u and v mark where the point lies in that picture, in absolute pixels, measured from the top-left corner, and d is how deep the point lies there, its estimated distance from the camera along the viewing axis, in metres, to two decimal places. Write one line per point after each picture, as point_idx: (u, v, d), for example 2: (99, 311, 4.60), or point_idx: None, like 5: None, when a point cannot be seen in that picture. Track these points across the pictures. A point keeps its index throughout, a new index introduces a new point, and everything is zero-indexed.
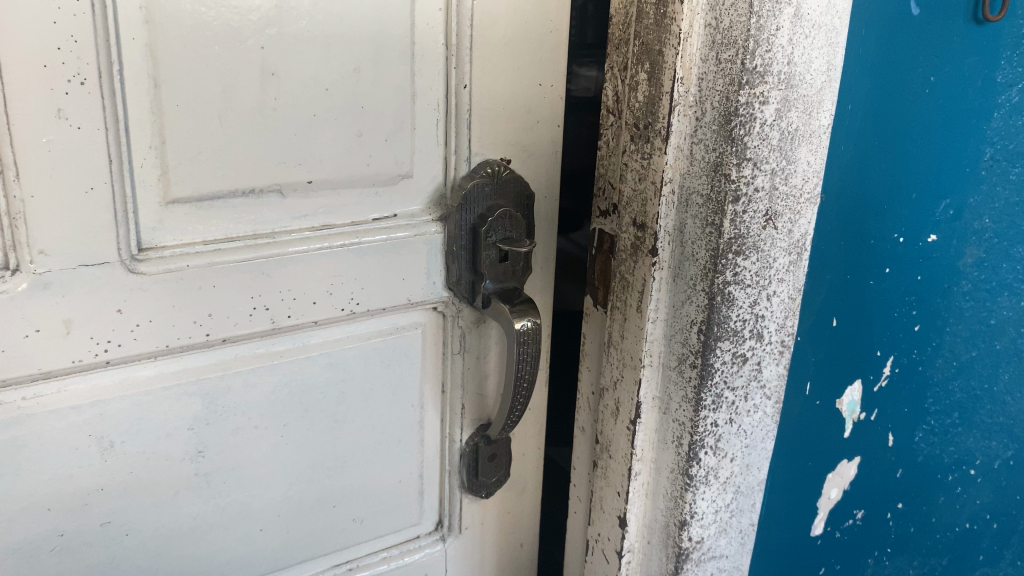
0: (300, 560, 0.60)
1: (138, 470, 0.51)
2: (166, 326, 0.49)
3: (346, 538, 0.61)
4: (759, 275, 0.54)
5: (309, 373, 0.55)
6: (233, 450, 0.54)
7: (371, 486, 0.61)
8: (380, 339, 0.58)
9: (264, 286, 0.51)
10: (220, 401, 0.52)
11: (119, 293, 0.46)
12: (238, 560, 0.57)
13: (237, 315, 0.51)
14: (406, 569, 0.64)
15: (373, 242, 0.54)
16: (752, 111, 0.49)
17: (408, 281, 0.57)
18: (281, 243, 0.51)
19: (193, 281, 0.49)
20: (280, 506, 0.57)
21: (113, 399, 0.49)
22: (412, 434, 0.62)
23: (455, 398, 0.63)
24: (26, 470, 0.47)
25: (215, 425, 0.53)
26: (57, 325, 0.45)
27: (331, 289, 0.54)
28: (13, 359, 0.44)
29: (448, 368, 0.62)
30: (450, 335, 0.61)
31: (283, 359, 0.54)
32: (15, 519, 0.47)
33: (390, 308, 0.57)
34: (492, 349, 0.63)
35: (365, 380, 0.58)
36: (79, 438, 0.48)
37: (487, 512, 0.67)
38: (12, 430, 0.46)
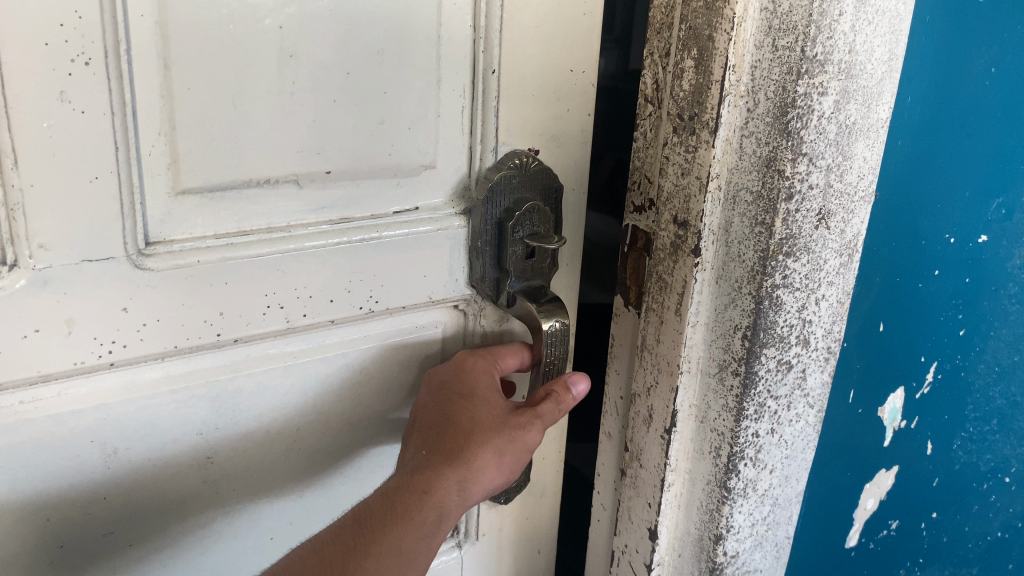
0: None
1: (143, 476, 0.48)
2: (175, 326, 0.45)
3: None
4: (809, 278, 0.52)
5: (323, 373, 0.52)
6: (243, 452, 0.51)
7: None
8: (398, 338, 0.55)
9: (279, 283, 0.48)
10: (230, 403, 0.49)
11: (125, 290, 0.43)
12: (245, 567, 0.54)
13: (250, 314, 0.48)
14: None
15: (393, 237, 0.51)
16: (811, 103, 0.46)
17: (429, 278, 0.54)
18: (300, 237, 0.48)
19: (204, 277, 0.45)
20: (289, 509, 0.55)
21: (117, 402, 0.46)
22: None
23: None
24: (23, 478, 0.44)
25: (224, 429, 0.50)
26: (58, 325, 0.42)
27: (350, 287, 0.51)
28: (11, 362, 0.41)
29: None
30: (476, 333, 0.58)
31: (297, 360, 0.51)
32: (11, 529, 0.44)
33: (410, 306, 0.54)
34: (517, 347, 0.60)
35: (380, 380, 0.55)
36: (82, 444, 0.45)
37: (504, 518, 0.64)
38: (10, 436, 0.43)
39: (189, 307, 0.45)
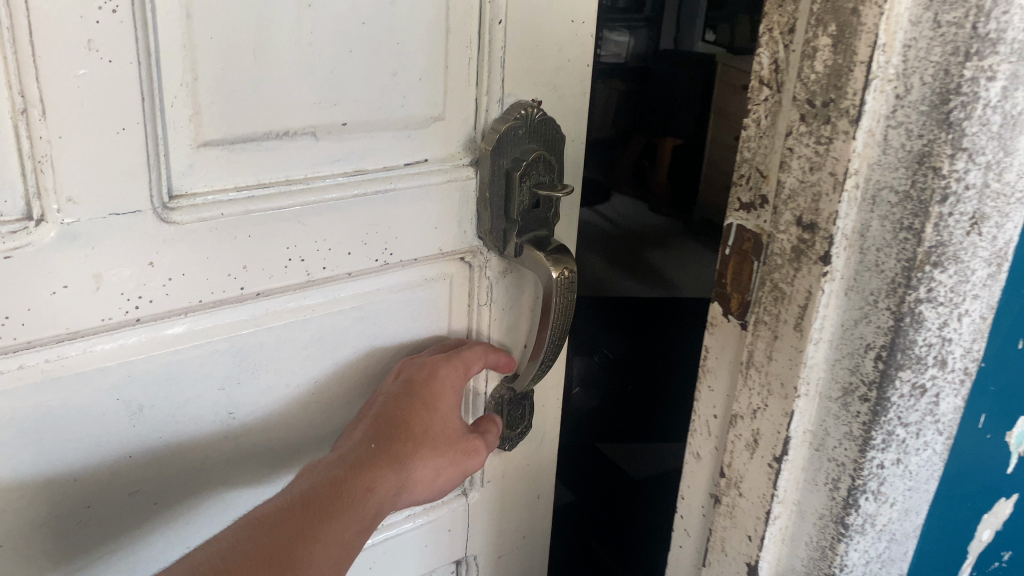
0: None
1: (167, 434, 0.48)
2: (200, 280, 0.45)
3: None
4: (955, 289, 0.43)
5: (339, 327, 0.53)
6: (262, 408, 0.51)
7: None
8: (410, 291, 0.55)
9: (300, 236, 0.48)
10: (251, 358, 0.49)
11: (151, 244, 0.43)
12: None
13: (272, 268, 0.48)
14: (429, 526, 0.63)
15: (405, 189, 0.52)
16: (979, 88, 0.37)
17: (439, 230, 0.55)
18: (319, 192, 0.48)
19: (227, 230, 0.45)
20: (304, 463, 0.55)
21: (141, 360, 0.45)
22: None
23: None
24: (52, 436, 0.44)
25: (246, 384, 0.50)
26: (86, 280, 0.41)
27: (366, 240, 0.51)
28: (40, 318, 0.41)
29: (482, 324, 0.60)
30: (483, 286, 0.59)
31: (315, 314, 0.51)
32: (40, 489, 0.44)
33: (420, 259, 0.55)
34: (523, 298, 0.61)
35: (393, 333, 0.56)
36: (108, 402, 0.45)
37: (507, 465, 0.66)
38: (37, 395, 0.42)
39: (211, 260, 0.45)
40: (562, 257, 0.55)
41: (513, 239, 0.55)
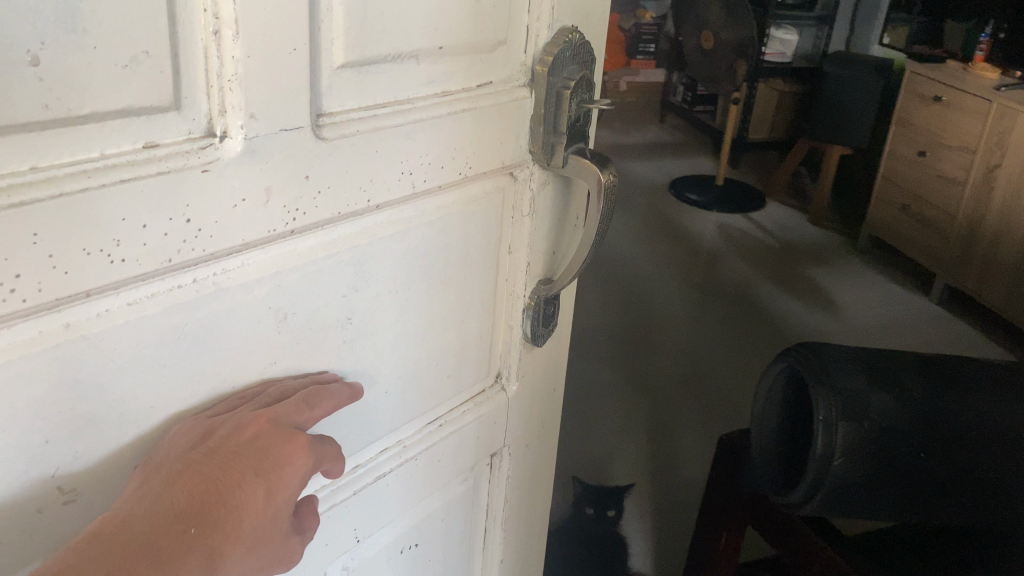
0: (405, 422, 0.63)
1: (302, 341, 0.52)
2: (340, 192, 0.49)
3: (439, 395, 0.65)
4: None
5: (429, 237, 0.58)
6: (375, 315, 0.56)
7: (461, 345, 0.65)
8: (476, 204, 0.61)
9: (409, 151, 0.53)
10: (368, 265, 0.54)
11: (308, 157, 0.46)
12: (368, 425, 0.59)
13: (390, 181, 0.52)
14: (481, 421, 0.70)
15: (478, 108, 0.57)
16: None
17: (502, 146, 0.61)
18: (432, 115, 0.54)
19: (362, 144, 0.49)
20: (399, 368, 0.60)
21: (289, 270, 0.49)
22: (489, 292, 0.66)
23: (522, 260, 0.67)
24: (218, 345, 0.47)
25: (361, 291, 0.54)
26: (260, 193, 0.45)
27: (450, 156, 0.56)
28: (223, 230, 0.44)
29: (536, 233, 0.67)
30: (531, 200, 0.65)
31: (413, 225, 0.56)
32: (206, 395, 0.47)
33: (486, 173, 0.60)
34: (560, 210, 0.69)
35: (464, 243, 0.61)
36: (261, 311, 0.48)
37: (536, 361, 0.74)
38: (207, 306, 0.45)
39: (349, 176, 0.49)
40: (605, 165, 0.63)
41: (563, 154, 0.63)
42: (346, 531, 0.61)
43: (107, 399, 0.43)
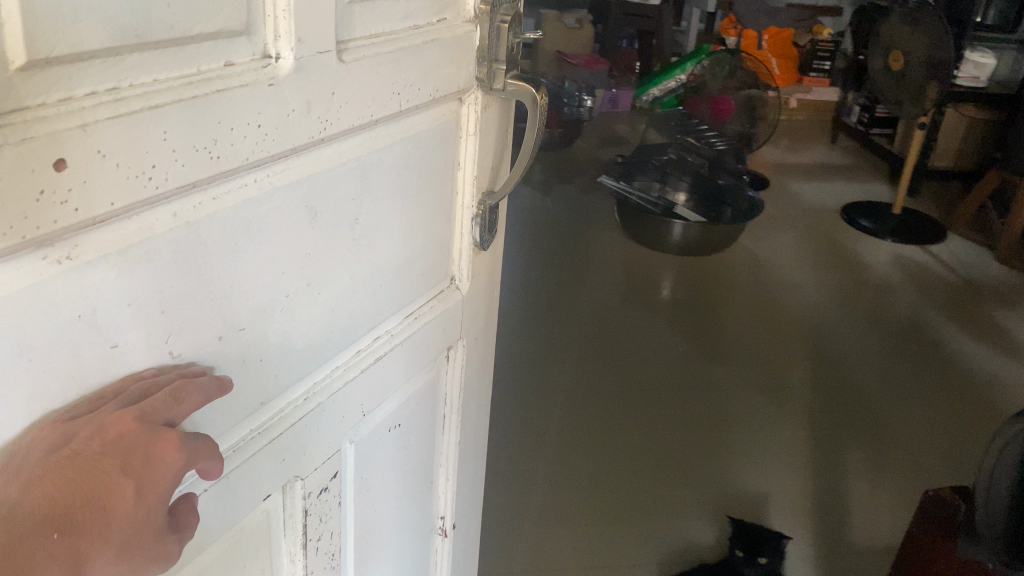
0: (391, 315, 0.74)
1: (325, 235, 0.62)
2: (355, 108, 0.60)
3: (413, 294, 0.77)
4: None
5: (408, 150, 0.69)
6: (377, 217, 0.68)
7: (428, 247, 0.77)
8: (438, 123, 0.72)
9: (399, 78, 0.64)
10: (369, 171, 0.65)
11: (335, 73, 0.57)
12: (366, 313, 0.70)
13: (386, 100, 0.63)
14: (444, 316, 0.83)
15: (438, 38, 0.68)
16: None
17: (459, 73, 0.72)
18: (411, 44, 0.65)
19: (367, 65, 0.60)
20: (389, 264, 0.71)
21: (318, 172, 0.59)
22: (446, 203, 0.78)
23: (468, 175, 0.80)
24: (268, 234, 0.56)
25: (364, 195, 0.65)
26: (302, 103, 0.54)
27: (420, 85, 0.67)
28: (281, 135, 0.54)
29: (483, 150, 0.79)
30: (476, 120, 0.77)
31: (396, 139, 0.67)
32: (260, 277, 0.57)
33: (446, 96, 0.72)
34: (495, 130, 0.82)
35: (429, 157, 0.72)
36: (298, 209, 0.58)
37: (478, 264, 0.87)
38: (260, 203, 0.55)
39: (360, 93, 0.60)
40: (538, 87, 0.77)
41: (502, 77, 0.76)
42: (355, 405, 0.72)
43: (202, 280, 0.52)
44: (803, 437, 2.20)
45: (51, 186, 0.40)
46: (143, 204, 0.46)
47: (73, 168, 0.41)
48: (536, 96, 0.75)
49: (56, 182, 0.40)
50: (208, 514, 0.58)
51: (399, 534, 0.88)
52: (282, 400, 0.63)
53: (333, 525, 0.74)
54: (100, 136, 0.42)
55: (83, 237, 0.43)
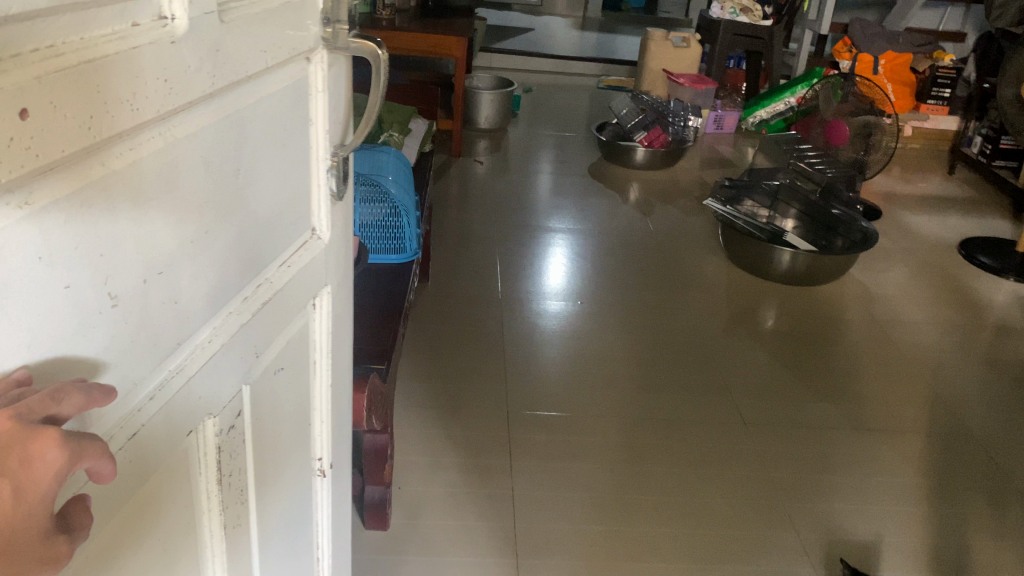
0: (264, 245, 1.09)
1: (212, 177, 0.89)
2: (236, 71, 0.89)
3: (279, 233, 1.14)
4: None
5: (275, 100, 1.03)
6: (253, 192, 1.01)
7: (293, 179, 1.16)
8: (295, 81, 1.10)
9: (265, 45, 0.96)
10: (244, 121, 0.94)
11: (217, 34, 0.83)
12: (247, 238, 1.03)
13: (250, 64, 0.92)
14: (309, 254, 1.26)
15: (291, 9, 1.04)
16: None
17: (306, 39, 1.11)
18: (286, 42, 1.04)
19: (240, 27, 0.88)
20: (263, 202, 1.05)
21: (213, 124, 0.86)
22: (305, 145, 1.18)
23: (321, 130, 1.22)
24: (178, 175, 0.81)
25: (239, 146, 0.94)
26: (197, 60, 0.80)
27: (274, 51, 0.99)
28: (178, 92, 0.78)
29: (328, 103, 1.20)
30: (323, 77, 1.18)
31: (262, 96, 0.99)
32: (174, 212, 0.82)
33: (299, 56, 1.10)
34: (335, 82, 1.24)
35: (287, 107, 1.08)
36: (200, 159, 0.85)
37: (325, 196, 1.30)
38: (175, 150, 0.80)
39: (237, 49, 0.88)
40: (372, 40, 1.22)
41: (345, 36, 1.21)
42: (249, 350, 1.08)
43: (147, 235, 0.79)
44: (926, 488, 3.48)
45: (19, 129, 0.59)
46: (85, 152, 0.68)
47: (33, 118, 0.60)
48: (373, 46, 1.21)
49: (23, 127, 0.60)
50: (150, 424, 0.86)
51: (289, 428, 1.34)
52: (191, 342, 0.92)
53: (238, 460, 1.12)
54: (54, 90, 0.62)
55: (36, 186, 0.63)
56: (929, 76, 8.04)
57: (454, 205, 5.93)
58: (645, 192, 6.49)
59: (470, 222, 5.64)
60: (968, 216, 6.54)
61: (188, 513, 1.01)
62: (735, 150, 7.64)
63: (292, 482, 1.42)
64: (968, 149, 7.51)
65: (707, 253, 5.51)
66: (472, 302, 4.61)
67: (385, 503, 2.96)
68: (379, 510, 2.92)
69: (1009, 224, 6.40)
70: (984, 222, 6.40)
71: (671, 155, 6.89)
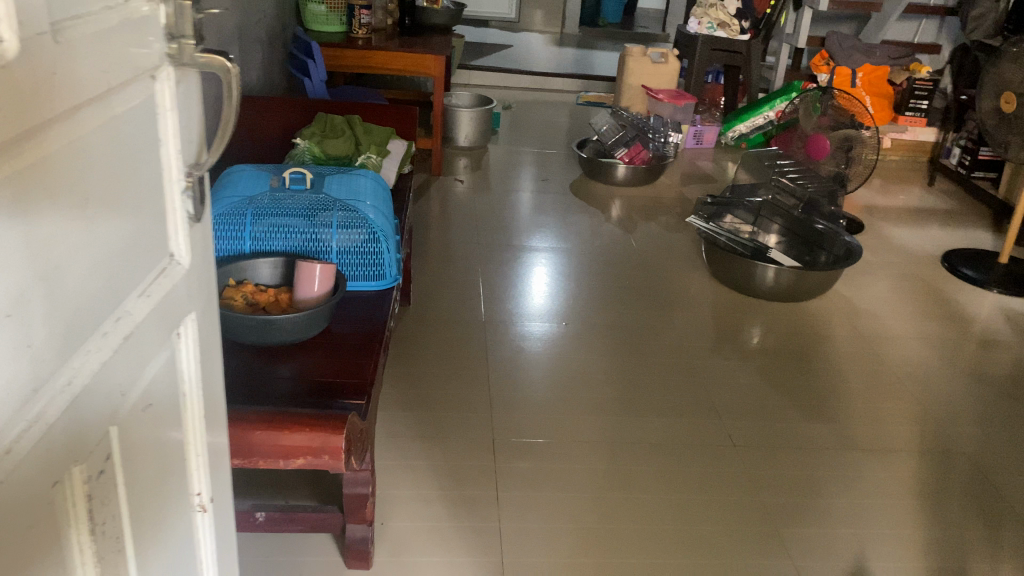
0: (123, 272, 1.12)
1: (57, 204, 0.91)
2: (70, 90, 0.93)
3: (138, 261, 1.17)
4: None
5: (118, 120, 1.07)
6: (105, 227, 1.04)
7: (148, 202, 1.20)
8: (139, 100, 1.14)
9: (100, 66, 1.01)
10: (85, 144, 0.97)
11: (44, 54, 0.87)
12: (103, 265, 1.06)
13: (82, 84, 0.96)
14: (169, 282, 1.29)
15: (127, 26, 1.09)
16: None
17: (148, 57, 1.17)
18: (125, 58, 1.08)
19: (69, 46, 0.93)
20: (116, 229, 1.08)
21: (50, 149, 0.89)
22: (158, 166, 1.23)
23: (172, 149, 1.27)
24: (20, 199, 0.83)
25: (83, 171, 0.97)
26: (28, 83, 0.83)
27: (110, 74, 1.03)
28: (11, 116, 0.80)
29: (177, 119, 1.25)
30: (168, 95, 1.24)
31: (104, 116, 1.03)
32: (20, 238, 0.84)
33: (142, 75, 1.15)
34: (181, 100, 1.29)
35: (133, 128, 1.12)
36: (43, 187, 0.88)
37: (184, 219, 1.34)
38: (18, 174, 0.82)
39: (68, 67, 0.92)
40: (217, 55, 1.30)
41: (190, 51, 1.27)
42: (113, 386, 1.10)
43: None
44: (922, 510, 3.38)
45: None
46: None
47: None
48: (221, 60, 1.29)
49: None
50: (17, 467, 0.87)
51: (162, 465, 1.36)
52: (54, 383, 0.94)
53: (106, 504, 1.12)
54: None
55: None
56: (907, 89, 7.97)
57: (434, 225, 5.82)
58: (628, 208, 6.38)
59: (449, 244, 5.50)
60: (950, 228, 6.47)
61: (61, 572, 1.00)
62: (716, 165, 7.57)
63: (171, 522, 1.43)
64: (948, 161, 7.46)
65: (692, 269, 5.42)
66: (451, 326, 4.47)
67: (368, 542, 2.82)
68: (361, 548, 2.79)
69: (993, 235, 6.34)
70: (967, 235, 6.33)
71: (652, 171, 6.77)
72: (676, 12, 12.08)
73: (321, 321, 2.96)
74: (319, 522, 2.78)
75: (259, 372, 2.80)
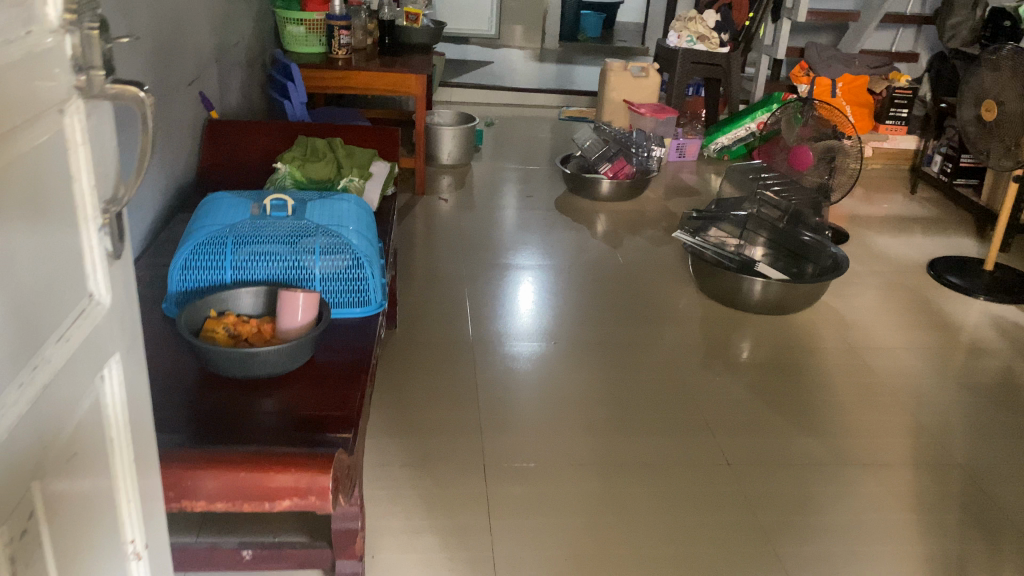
0: (39, 316, 1.16)
1: None
2: None
3: (54, 305, 1.22)
4: None
5: (29, 166, 1.11)
6: (15, 276, 1.08)
7: (63, 245, 1.24)
8: (50, 140, 1.18)
9: (11, 113, 1.05)
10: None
11: None
12: (15, 308, 1.10)
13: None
14: (88, 322, 1.33)
15: (37, 66, 1.13)
16: None
17: (59, 98, 1.21)
18: (35, 102, 1.13)
19: None
20: (29, 273, 1.13)
21: None
22: (71, 208, 1.27)
23: (84, 186, 1.31)
24: None
25: None
26: None
27: (20, 122, 1.08)
28: None
29: (88, 156, 1.30)
30: (79, 131, 1.27)
31: (15, 162, 1.07)
32: None
33: (53, 115, 1.19)
34: (92, 136, 1.33)
35: (44, 172, 1.16)
36: None
37: (101, 257, 1.38)
38: None
39: None
40: (127, 88, 1.34)
41: (100, 82, 1.30)
42: (31, 430, 1.14)
43: None
44: (920, 526, 3.30)
45: None
46: None
47: None
48: (132, 90, 1.33)
49: None
50: None
51: (90, 506, 1.39)
52: None
53: (31, 549, 1.16)
54: None
55: None
56: (886, 99, 7.98)
57: (419, 244, 5.74)
58: (613, 223, 6.32)
59: (435, 262, 5.41)
60: (935, 236, 6.44)
61: None
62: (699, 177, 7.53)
63: (102, 562, 1.45)
64: (929, 169, 7.44)
65: (680, 283, 5.36)
66: (437, 349, 4.37)
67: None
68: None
69: (978, 242, 6.31)
70: (951, 242, 6.30)
71: (637, 185, 6.69)
72: (653, 26, 12.08)
73: (305, 353, 2.79)
74: (308, 558, 2.66)
75: (238, 406, 2.63)
